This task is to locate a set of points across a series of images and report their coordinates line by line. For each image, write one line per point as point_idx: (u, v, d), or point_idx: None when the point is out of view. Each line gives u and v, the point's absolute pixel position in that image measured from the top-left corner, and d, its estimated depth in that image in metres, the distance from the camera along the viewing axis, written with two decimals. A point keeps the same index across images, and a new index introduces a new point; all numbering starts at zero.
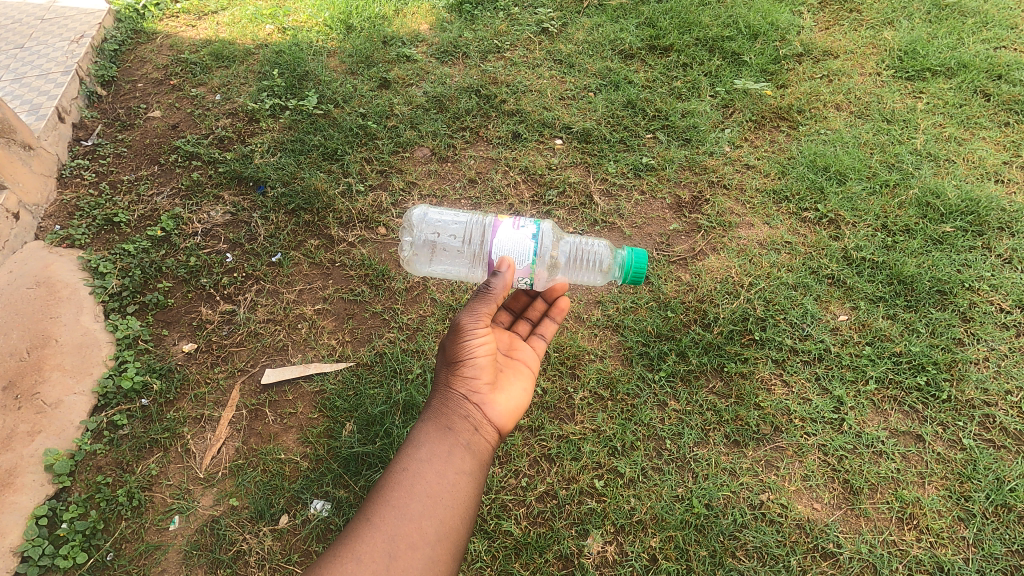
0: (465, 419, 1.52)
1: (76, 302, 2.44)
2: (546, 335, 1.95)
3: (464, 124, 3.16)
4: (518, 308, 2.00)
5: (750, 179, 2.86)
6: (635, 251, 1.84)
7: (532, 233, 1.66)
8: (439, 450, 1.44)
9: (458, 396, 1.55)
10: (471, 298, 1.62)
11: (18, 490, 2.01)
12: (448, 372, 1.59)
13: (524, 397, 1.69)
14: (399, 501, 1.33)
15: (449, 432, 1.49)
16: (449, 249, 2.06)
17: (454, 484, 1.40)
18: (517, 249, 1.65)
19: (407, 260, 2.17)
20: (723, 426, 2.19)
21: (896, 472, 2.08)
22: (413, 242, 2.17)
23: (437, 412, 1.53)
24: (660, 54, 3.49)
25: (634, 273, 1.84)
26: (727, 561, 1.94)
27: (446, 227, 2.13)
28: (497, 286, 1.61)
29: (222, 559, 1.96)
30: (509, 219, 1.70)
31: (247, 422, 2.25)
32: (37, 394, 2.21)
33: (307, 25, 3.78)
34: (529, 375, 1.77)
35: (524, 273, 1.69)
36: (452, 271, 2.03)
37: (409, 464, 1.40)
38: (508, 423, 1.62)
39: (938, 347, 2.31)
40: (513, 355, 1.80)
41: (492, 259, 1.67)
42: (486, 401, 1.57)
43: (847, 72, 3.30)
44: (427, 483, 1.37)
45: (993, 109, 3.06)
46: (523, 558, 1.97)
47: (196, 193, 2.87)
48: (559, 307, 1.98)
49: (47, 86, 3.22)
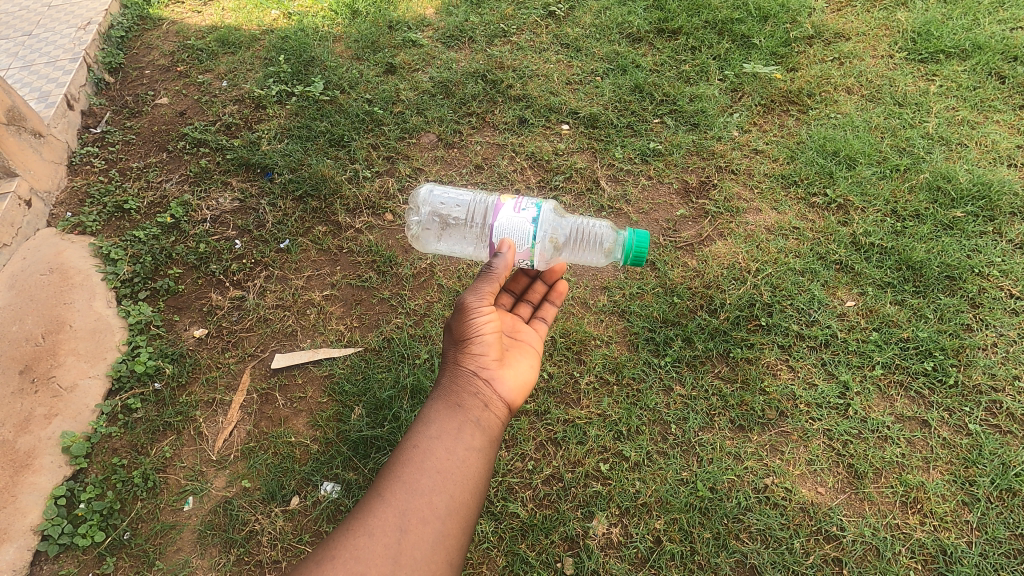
0: (475, 396, 1.54)
1: (89, 289, 2.48)
2: (548, 318, 1.99)
3: (470, 109, 3.15)
4: (518, 290, 2.03)
5: (759, 164, 2.85)
6: (637, 233, 1.83)
7: (532, 217, 1.67)
8: (449, 427, 1.46)
9: (468, 373, 1.56)
10: (476, 278, 1.65)
11: (38, 471, 2.07)
12: (456, 350, 1.61)
13: (532, 374, 1.71)
14: (409, 477, 1.35)
15: (459, 409, 1.50)
16: (457, 225, 2.10)
17: (464, 459, 1.42)
18: (517, 231, 1.67)
19: (415, 237, 2.19)
20: (728, 411, 2.20)
21: (900, 457, 2.09)
22: (421, 221, 2.20)
23: (447, 390, 1.54)
24: (669, 37, 3.45)
25: (636, 254, 1.85)
26: (730, 543, 1.96)
27: (451, 207, 2.18)
28: (499, 266, 1.64)
29: (235, 539, 2.01)
30: (511, 200, 1.71)
31: (258, 406, 2.28)
32: (53, 378, 2.26)
33: (313, 10, 3.76)
34: (533, 353, 1.79)
35: (523, 255, 1.70)
36: (457, 249, 2.06)
37: (418, 441, 1.42)
38: (517, 399, 1.63)
39: (946, 333, 2.30)
40: (519, 335, 1.81)
41: (492, 240, 1.69)
42: (495, 377, 1.59)
43: (858, 54, 3.26)
44: (437, 459, 1.39)
45: (1008, 91, 3.00)
46: (529, 539, 2.00)
47: (204, 179, 2.88)
48: (558, 290, 2.02)
49: (55, 73, 3.24)
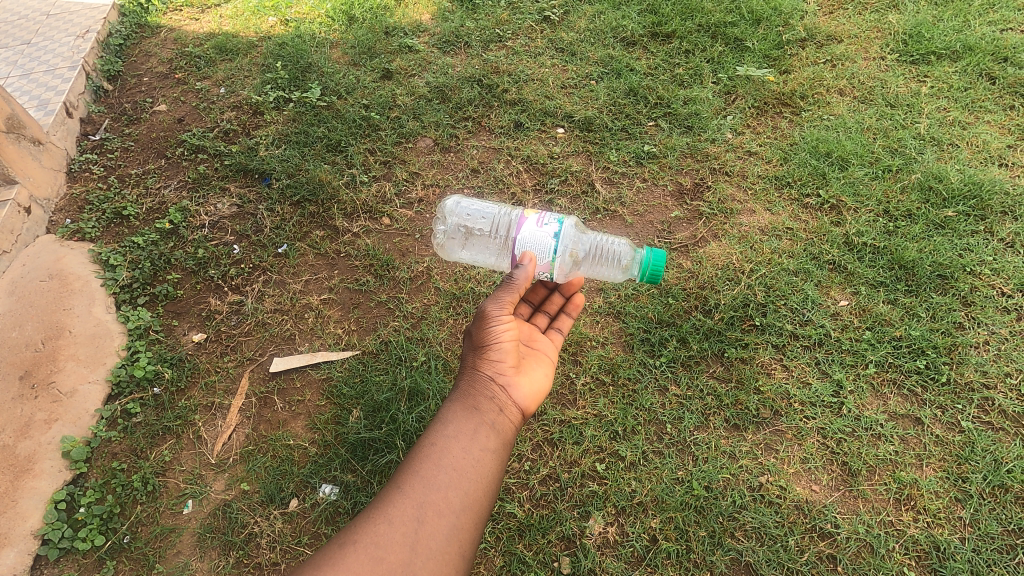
0: (491, 400, 1.56)
1: (88, 294, 2.50)
2: (564, 329, 1.98)
3: (466, 114, 3.18)
4: (536, 301, 2.03)
5: (752, 165, 2.87)
6: (655, 251, 1.87)
7: (554, 232, 1.71)
8: (466, 428, 1.48)
9: (484, 378, 1.59)
10: (496, 287, 1.69)
11: (38, 475, 2.08)
12: (474, 356, 1.63)
13: (546, 382, 1.73)
14: (427, 473, 1.37)
15: (475, 411, 1.52)
16: (481, 235, 2.14)
17: (479, 460, 1.43)
18: (538, 245, 1.70)
19: (439, 245, 2.24)
20: (723, 410, 2.22)
21: (894, 454, 2.10)
22: (446, 230, 2.25)
23: (464, 392, 1.56)
24: (662, 41, 3.48)
25: (653, 272, 1.88)
26: (726, 541, 1.97)
27: (476, 219, 2.23)
28: (520, 277, 1.67)
29: (234, 541, 2.02)
30: (534, 215, 1.75)
31: (256, 409, 2.30)
32: (53, 383, 2.27)
33: (310, 16, 3.80)
34: (549, 362, 1.80)
35: (543, 268, 1.74)
36: (479, 259, 2.09)
37: (436, 439, 1.44)
38: (530, 405, 1.64)
39: (938, 331, 2.32)
40: (535, 345, 1.82)
41: (514, 252, 1.73)
42: (511, 383, 1.61)
43: (851, 56, 3.29)
44: (454, 457, 1.41)
45: (999, 92, 3.03)
46: (526, 539, 2.02)
47: (202, 185, 2.91)
48: (575, 303, 2.02)
49: (54, 81, 3.26)
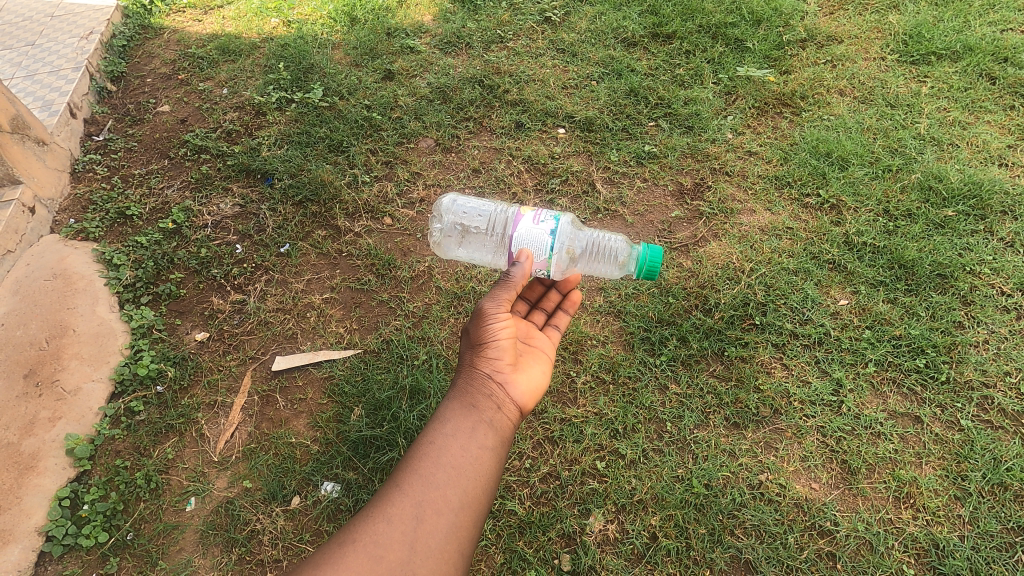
0: (489, 398, 1.56)
1: (91, 293, 2.51)
2: (561, 326, 1.99)
3: (468, 115, 3.19)
4: (533, 298, 2.03)
5: (753, 165, 2.88)
6: (652, 248, 1.87)
7: (550, 229, 1.72)
8: (464, 426, 1.49)
9: (482, 376, 1.60)
10: (493, 286, 1.70)
11: (42, 472, 2.10)
12: (472, 354, 1.64)
13: (543, 379, 1.74)
14: (425, 471, 1.38)
15: (473, 409, 1.53)
16: (477, 233, 2.15)
17: (477, 457, 1.44)
18: (535, 242, 1.72)
19: (437, 244, 2.26)
20: (723, 409, 2.23)
21: (893, 453, 2.11)
22: (443, 228, 2.26)
23: (462, 391, 1.57)
24: (663, 41, 3.50)
25: (649, 268, 1.89)
26: (725, 538, 1.98)
27: (473, 217, 2.24)
28: (517, 274, 1.69)
29: (236, 538, 2.03)
30: (530, 212, 1.76)
31: (259, 407, 2.32)
32: (57, 382, 2.29)
33: (312, 17, 3.82)
34: (546, 360, 1.81)
35: (540, 264, 1.76)
36: (477, 257, 2.12)
37: (435, 437, 1.45)
38: (528, 403, 1.65)
39: (938, 330, 2.33)
40: (532, 343, 1.83)
41: (511, 249, 1.74)
42: (509, 380, 1.62)
43: (851, 57, 3.30)
44: (452, 455, 1.42)
45: (999, 92, 3.04)
46: (527, 536, 2.03)
47: (205, 185, 2.93)
48: (571, 300, 2.03)
49: (58, 82, 3.29)
